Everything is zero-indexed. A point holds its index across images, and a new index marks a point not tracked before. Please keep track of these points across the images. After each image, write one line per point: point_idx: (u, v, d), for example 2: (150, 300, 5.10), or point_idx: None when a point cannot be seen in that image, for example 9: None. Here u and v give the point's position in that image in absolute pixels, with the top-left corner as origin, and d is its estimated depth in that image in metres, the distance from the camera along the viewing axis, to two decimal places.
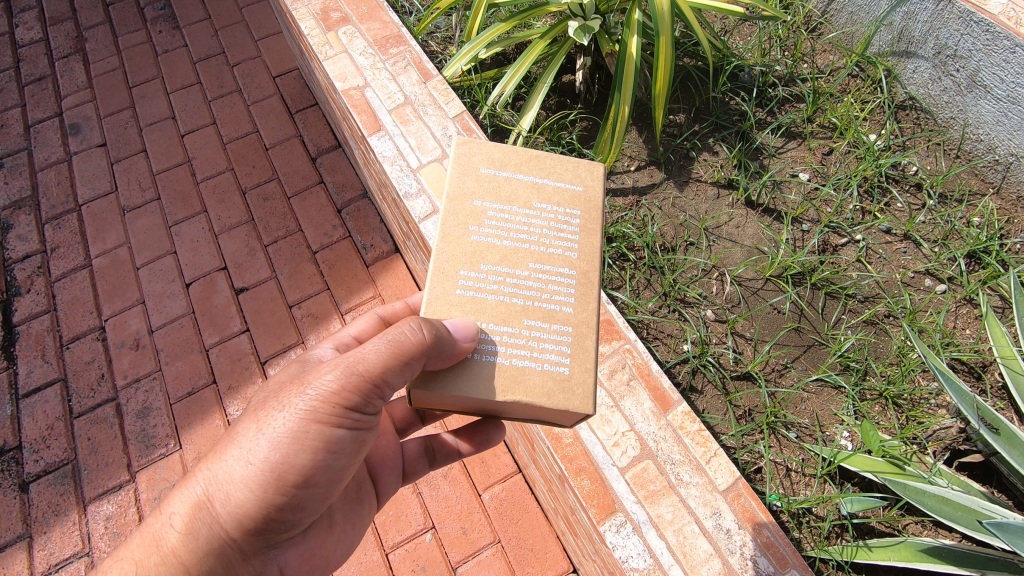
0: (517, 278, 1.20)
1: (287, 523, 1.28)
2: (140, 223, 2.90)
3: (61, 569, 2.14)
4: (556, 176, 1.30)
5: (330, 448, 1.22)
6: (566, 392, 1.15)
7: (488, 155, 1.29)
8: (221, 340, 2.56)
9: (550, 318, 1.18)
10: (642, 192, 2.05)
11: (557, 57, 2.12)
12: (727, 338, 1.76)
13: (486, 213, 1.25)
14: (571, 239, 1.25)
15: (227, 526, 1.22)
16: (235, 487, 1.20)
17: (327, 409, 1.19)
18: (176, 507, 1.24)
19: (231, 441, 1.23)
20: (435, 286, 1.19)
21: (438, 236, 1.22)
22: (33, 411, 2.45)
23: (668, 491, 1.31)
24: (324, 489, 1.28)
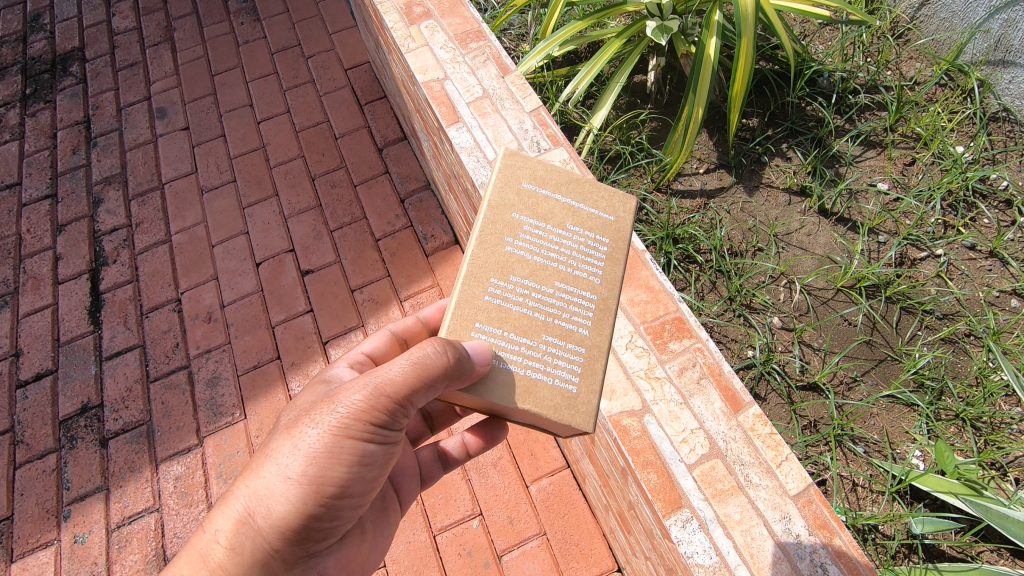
0: (541, 295, 1.23)
1: (324, 531, 1.30)
2: (217, 204, 3.07)
3: (133, 522, 2.27)
4: (591, 201, 1.30)
5: (363, 461, 1.26)
6: (571, 408, 1.19)
7: (530, 170, 1.29)
8: (286, 319, 2.68)
9: (567, 337, 1.21)
10: (711, 195, 2.03)
11: (632, 56, 2.13)
12: (793, 347, 1.73)
13: (523, 226, 1.26)
14: (596, 265, 1.26)
15: (270, 538, 1.22)
16: (275, 502, 1.20)
17: (359, 427, 1.23)
18: (220, 524, 1.22)
19: (266, 457, 1.23)
20: (465, 289, 1.22)
21: (475, 241, 1.24)
22: (114, 373, 2.62)
23: (737, 492, 1.26)
24: (357, 499, 1.31)
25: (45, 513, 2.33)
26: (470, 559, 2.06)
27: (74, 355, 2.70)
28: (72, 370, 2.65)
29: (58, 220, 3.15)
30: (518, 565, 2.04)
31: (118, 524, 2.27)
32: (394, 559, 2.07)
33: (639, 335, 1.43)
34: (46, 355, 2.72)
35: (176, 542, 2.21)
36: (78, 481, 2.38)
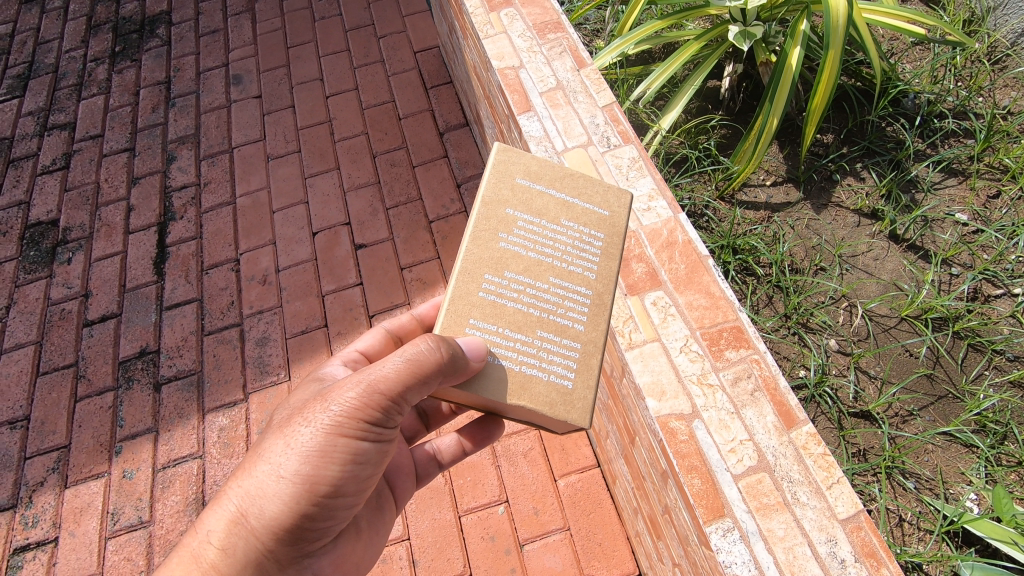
0: (536, 290, 1.23)
1: (319, 530, 1.32)
2: (281, 172, 3.18)
3: (177, 466, 2.36)
4: (585, 196, 1.32)
5: (357, 460, 1.27)
6: (566, 404, 1.19)
7: (525, 166, 1.30)
8: (336, 289, 2.75)
9: (562, 333, 1.22)
10: (776, 209, 1.99)
11: (709, 60, 2.11)
12: (848, 372, 1.68)
13: (517, 222, 1.26)
14: (591, 260, 1.27)
15: (264, 538, 1.24)
16: (268, 501, 1.23)
17: (352, 425, 1.24)
18: (213, 524, 1.25)
19: (259, 457, 1.26)
20: (458, 286, 1.22)
21: (468, 237, 1.24)
22: (172, 323, 2.75)
23: (783, 508, 1.12)
24: (352, 497, 1.33)
25: (98, 446, 2.45)
26: (492, 544, 2.08)
27: (137, 302, 2.84)
28: (134, 316, 2.79)
29: (134, 173, 3.30)
30: (538, 555, 2.05)
31: (163, 466, 2.37)
32: (417, 534, 2.11)
33: (694, 339, 1.30)
34: (112, 299, 2.86)
35: (214, 489, 2.30)
36: (131, 420, 2.50)
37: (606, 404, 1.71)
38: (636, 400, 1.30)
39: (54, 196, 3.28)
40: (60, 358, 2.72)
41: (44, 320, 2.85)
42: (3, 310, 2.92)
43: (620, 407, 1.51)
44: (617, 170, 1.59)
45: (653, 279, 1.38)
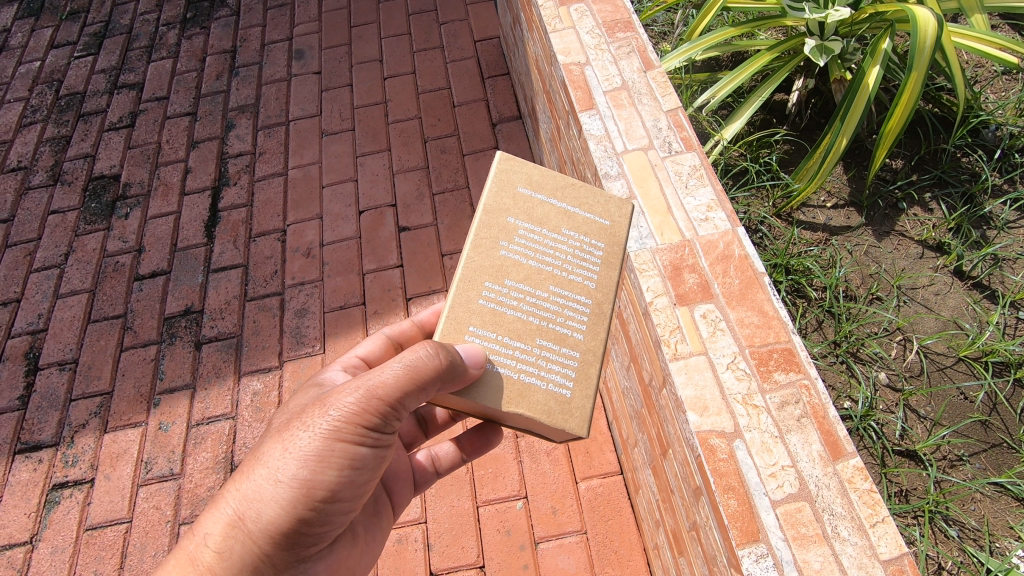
0: (536, 298, 1.27)
1: (315, 535, 1.34)
2: (333, 148, 3.23)
3: (210, 424, 2.43)
4: (587, 206, 1.36)
5: (354, 465, 1.29)
6: (564, 412, 1.23)
7: (527, 175, 1.34)
8: (377, 269, 2.78)
9: (562, 341, 1.25)
10: (834, 232, 1.92)
11: (780, 72, 2.05)
12: (896, 408, 1.62)
13: (517, 230, 1.30)
14: (592, 269, 1.30)
15: (260, 542, 1.26)
16: (265, 505, 1.24)
17: (350, 430, 1.26)
18: (210, 527, 1.27)
19: (256, 461, 1.28)
20: (458, 293, 1.26)
21: (470, 245, 1.28)
22: (218, 286, 2.82)
23: (822, 541, 1.06)
24: (348, 503, 1.35)
25: (138, 396, 2.54)
26: (507, 538, 2.09)
27: (187, 262, 2.92)
28: (183, 275, 2.87)
29: (194, 137, 3.39)
30: (552, 555, 2.05)
31: (197, 422, 2.44)
32: (435, 518, 2.13)
33: (742, 357, 1.26)
34: (163, 256, 2.95)
35: (243, 451, 2.36)
36: (171, 374, 2.58)
37: (639, 412, 1.69)
38: (675, 412, 1.27)
39: (118, 152, 3.39)
40: (110, 308, 2.81)
41: (98, 270, 2.95)
42: (61, 256, 3.02)
43: (655, 416, 1.48)
44: (677, 178, 1.54)
45: (705, 292, 1.35)
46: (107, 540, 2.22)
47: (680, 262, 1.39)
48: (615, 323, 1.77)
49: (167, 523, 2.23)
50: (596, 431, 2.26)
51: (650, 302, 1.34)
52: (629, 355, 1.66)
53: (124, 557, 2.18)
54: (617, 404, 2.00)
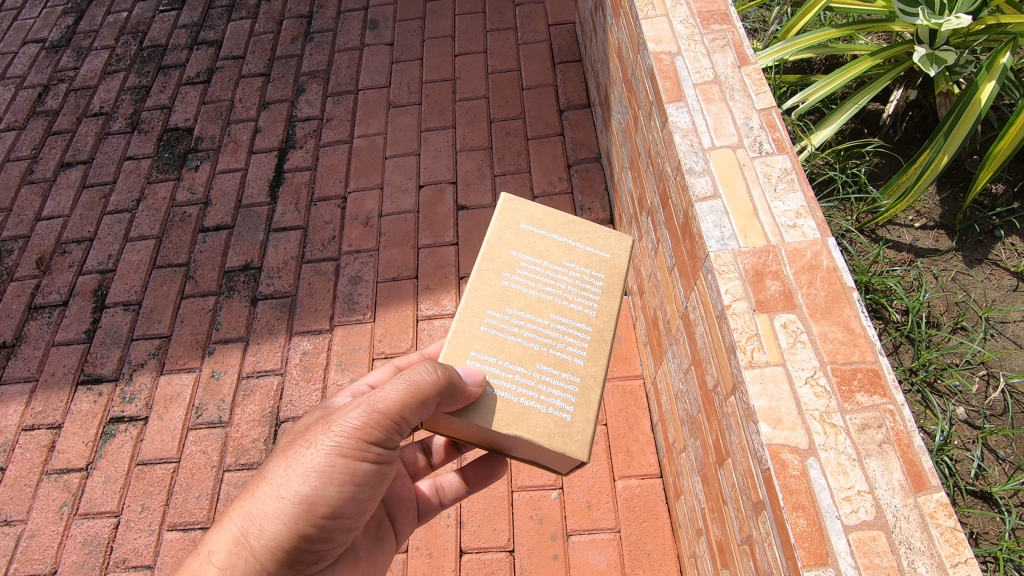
0: (536, 325, 1.43)
1: (316, 552, 1.39)
2: (399, 121, 3.24)
3: (260, 377, 2.50)
4: (587, 241, 1.55)
5: (356, 481, 1.36)
6: (565, 436, 1.34)
7: (529, 215, 1.56)
8: (432, 244, 2.79)
9: (561, 366, 1.40)
10: (920, 253, 1.83)
11: (880, 80, 1.96)
12: (974, 446, 1.54)
13: (519, 264, 1.50)
14: (591, 299, 1.48)
15: (262, 559, 1.32)
16: (268, 521, 1.31)
17: (352, 445, 1.34)
18: (215, 545, 1.32)
19: (262, 479, 1.35)
20: (463, 320, 1.43)
21: (475, 276, 1.47)
22: (277, 245, 2.86)
23: (896, 574, 1.00)
24: (350, 520, 1.41)
25: (195, 342, 2.62)
26: (539, 526, 2.09)
27: (249, 219, 2.97)
28: (245, 231, 2.93)
29: (265, 97, 3.45)
30: (583, 549, 2.04)
31: (248, 374, 2.51)
32: (469, 498, 2.14)
33: (823, 373, 1.19)
34: (228, 211, 3.02)
35: (289, 407, 2.41)
36: (226, 326, 2.65)
37: (694, 417, 1.65)
38: (745, 420, 1.23)
39: (193, 106, 3.47)
40: (174, 256, 2.89)
41: (166, 218, 3.04)
42: (133, 201, 3.12)
43: (715, 422, 1.44)
44: (766, 180, 1.47)
45: (788, 300, 1.29)
46: (155, 478, 2.30)
47: (763, 267, 1.33)
48: (677, 324, 1.73)
49: (212, 468, 2.30)
50: (639, 431, 2.24)
51: (727, 306, 1.29)
52: (691, 358, 1.62)
53: (170, 495, 2.27)
54: (666, 407, 1.98)
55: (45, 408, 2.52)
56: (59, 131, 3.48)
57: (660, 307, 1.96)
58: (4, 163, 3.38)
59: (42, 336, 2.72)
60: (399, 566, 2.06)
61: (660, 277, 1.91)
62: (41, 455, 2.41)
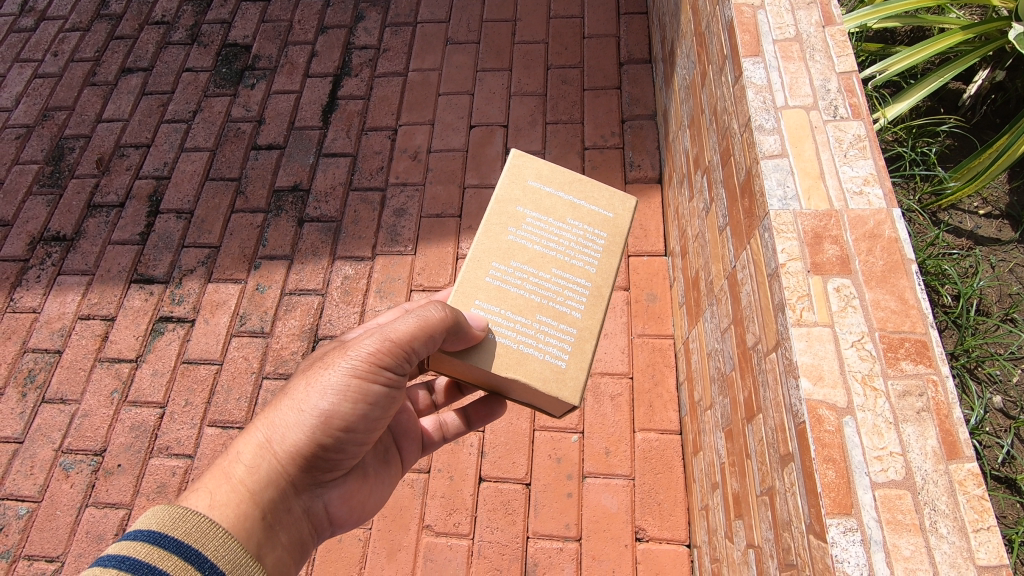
0: (538, 279, 1.46)
1: (331, 461, 1.47)
2: (455, 58, 3.20)
3: (302, 295, 2.59)
4: (592, 200, 1.57)
5: (368, 401, 1.42)
6: (559, 381, 1.39)
7: (537, 171, 1.58)
8: (478, 185, 2.80)
9: (560, 317, 1.43)
10: (980, 241, 1.82)
11: (968, 57, 1.89)
12: (1006, 435, 1.58)
13: (525, 219, 1.52)
14: (592, 256, 1.51)
15: (284, 464, 1.38)
16: (289, 431, 1.37)
17: (366, 369, 1.39)
18: (243, 447, 1.36)
19: (284, 395, 1.41)
20: (470, 270, 1.46)
21: (482, 230, 1.50)
22: (326, 170, 2.91)
23: (917, 531, 1.04)
24: (362, 437, 1.47)
25: (242, 256, 2.71)
26: (556, 464, 2.17)
27: (301, 141, 3.01)
28: (295, 153, 2.97)
29: (324, 22, 3.42)
30: (596, 491, 2.12)
31: (290, 291, 2.60)
32: (492, 430, 2.23)
33: (870, 338, 1.20)
34: (281, 131, 3.05)
35: (328, 326, 2.50)
36: (273, 243, 2.72)
37: (726, 375, 1.69)
38: (785, 376, 1.25)
39: (252, 23, 3.46)
40: (227, 170, 2.96)
41: (221, 133, 3.09)
42: (190, 113, 3.17)
43: (749, 379, 1.48)
44: (836, 145, 1.44)
45: (844, 265, 1.28)
46: (200, 376, 2.44)
47: (823, 231, 1.32)
48: (721, 284, 1.74)
49: (252, 374, 2.42)
50: (664, 388, 2.28)
51: (781, 264, 1.30)
52: (731, 317, 1.64)
53: (212, 394, 2.40)
54: (696, 365, 2.01)
55: (101, 300, 2.66)
56: (121, 36, 3.52)
57: (703, 267, 1.97)
58: (69, 63, 3.45)
59: (99, 233, 2.84)
60: (420, 483, 2.17)
61: (708, 237, 1.91)
62: (94, 343, 2.56)
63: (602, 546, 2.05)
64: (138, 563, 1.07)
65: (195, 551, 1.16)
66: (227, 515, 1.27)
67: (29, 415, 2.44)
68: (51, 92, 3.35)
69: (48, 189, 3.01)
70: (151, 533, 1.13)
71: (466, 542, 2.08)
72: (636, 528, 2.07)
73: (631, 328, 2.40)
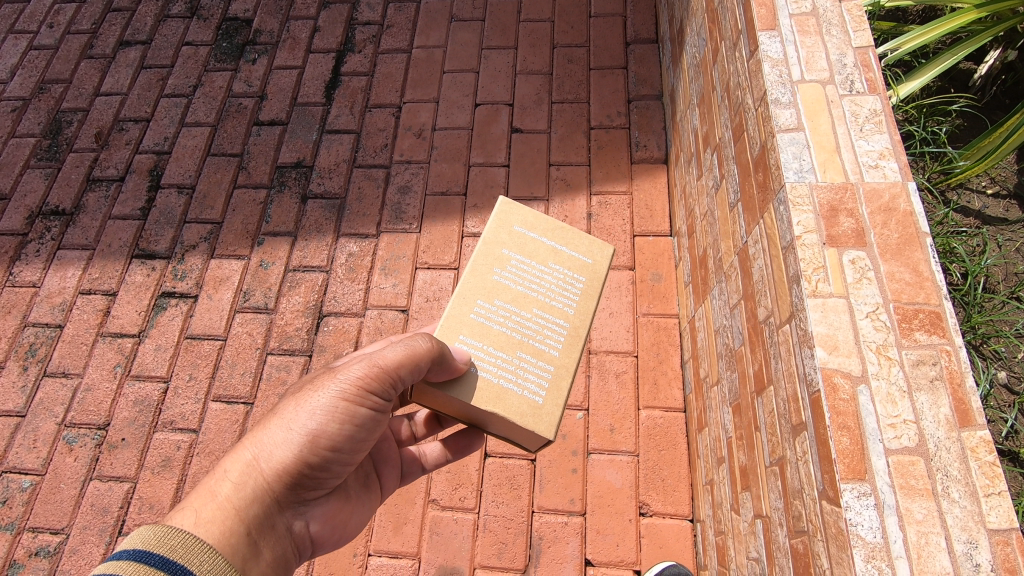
0: (520, 318, 1.44)
1: (317, 480, 1.43)
2: (460, 36, 3.16)
3: (306, 272, 2.57)
4: (573, 245, 1.54)
5: (355, 422, 1.39)
6: (536, 416, 1.36)
7: (523, 217, 1.55)
8: (483, 163, 2.78)
9: (539, 355, 1.41)
10: (987, 221, 1.91)
11: (981, 37, 1.90)
12: (1009, 410, 1.68)
13: (509, 262, 1.49)
14: (571, 298, 1.48)
15: (270, 481, 1.33)
16: (277, 449, 1.34)
17: (353, 393, 1.37)
18: (229, 466, 1.31)
19: (272, 416, 1.38)
20: (454, 306, 1.44)
21: (468, 269, 1.47)
22: (329, 147, 2.88)
23: (930, 496, 1.05)
24: (348, 457, 1.44)
25: (245, 232, 2.69)
26: (562, 441, 2.19)
27: (304, 118, 2.97)
28: (298, 129, 2.93)
29: None
30: (601, 467, 2.14)
31: (294, 268, 2.58)
32: None
33: (885, 310, 1.21)
34: (283, 107, 3.01)
35: (333, 303, 2.49)
36: (276, 220, 2.70)
37: (735, 351, 1.70)
38: (799, 346, 1.26)
39: None
40: (228, 146, 2.92)
41: (222, 108, 3.04)
42: (190, 87, 3.12)
43: (760, 352, 1.49)
44: (852, 119, 1.43)
45: (859, 238, 1.29)
46: (204, 351, 2.43)
47: (839, 204, 1.32)
48: (731, 261, 1.75)
49: (256, 350, 2.42)
50: (668, 366, 2.30)
51: (797, 236, 1.30)
52: (742, 293, 1.65)
53: (216, 369, 2.40)
54: (703, 343, 2.02)
55: (102, 275, 2.64)
56: (118, 8, 3.45)
57: (712, 246, 1.97)
58: (65, 35, 3.38)
59: (99, 208, 2.81)
60: None
61: (717, 214, 1.91)
62: (96, 318, 2.54)
63: (607, 521, 2.07)
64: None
65: (181, 567, 1.11)
66: (212, 532, 1.22)
67: (31, 389, 2.42)
68: (47, 64, 3.28)
69: (46, 163, 2.97)
70: (135, 551, 1.08)
71: (472, 516, 2.10)
72: (640, 503, 2.09)
73: (636, 308, 2.40)
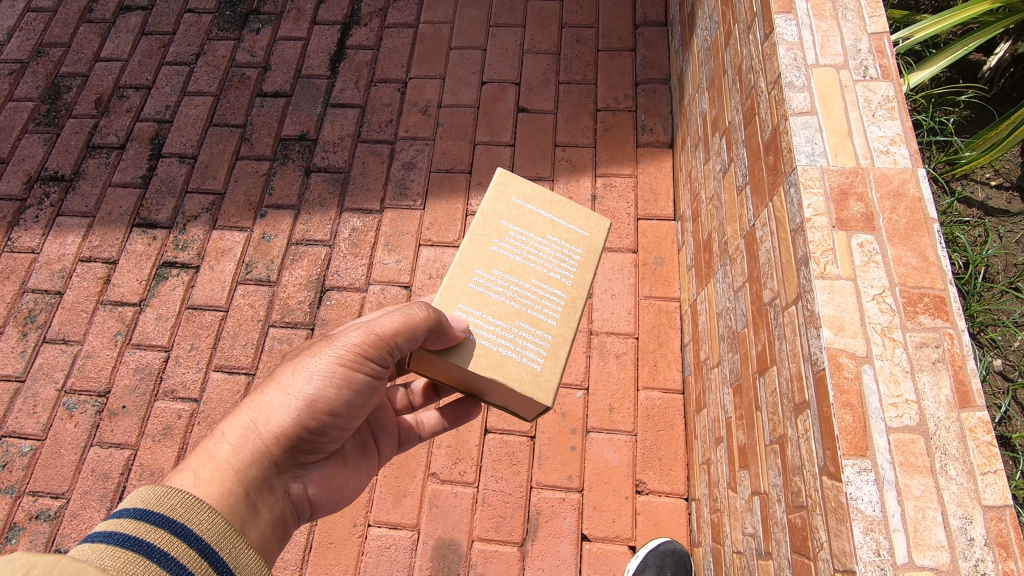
0: (518, 287, 1.44)
1: (315, 444, 1.44)
2: (468, 12, 3.12)
3: (309, 245, 2.56)
4: (571, 218, 1.54)
5: (352, 387, 1.40)
6: (534, 383, 1.37)
7: (520, 189, 1.55)
8: (489, 142, 2.77)
9: (537, 324, 1.41)
10: (990, 212, 1.97)
11: (993, 29, 1.91)
12: (1003, 397, 1.75)
13: (507, 233, 1.49)
14: (569, 269, 1.49)
15: (268, 445, 1.34)
16: (275, 413, 1.34)
17: (350, 360, 1.38)
18: (227, 428, 1.32)
19: (269, 381, 1.39)
20: (454, 276, 1.45)
21: (466, 239, 1.48)
22: (333, 121, 2.85)
23: (928, 473, 1.09)
24: (345, 422, 1.45)
25: (247, 204, 2.67)
26: (561, 420, 2.21)
27: (308, 90, 2.94)
28: (302, 102, 2.90)
29: None
30: (599, 445, 2.17)
31: (297, 241, 2.57)
32: None
33: (891, 293, 1.23)
34: (287, 79, 2.97)
35: (335, 278, 2.49)
36: (279, 192, 2.68)
37: (738, 332, 1.72)
38: (806, 327, 1.28)
39: None
40: (231, 116, 2.89)
41: (225, 78, 3.00)
42: (191, 56, 3.07)
43: (763, 333, 1.51)
44: (865, 104, 1.44)
45: (869, 222, 1.30)
46: (205, 322, 2.43)
47: (849, 187, 1.34)
48: (737, 244, 1.76)
49: (258, 321, 2.42)
50: (668, 348, 2.32)
51: (807, 219, 1.32)
52: (747, 275, 1.66)
53: (218, 340, 2.40)
54: (704, 326, 2.05)
55: (102, 243, 2.62)
56: None
57: (717, 229, 1.98)
58: None
59: (99, 175, 2.78)
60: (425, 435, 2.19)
61: (724, 198, 1.92)
62: (97, 286, 2.53)
63: (604, 497, 2.11)
64: (125, 536, 1.01)
65: (181, 525, 1.09)
66: (211, 492, 1.22)
67: (31, 355, 2.42)
68: (45, 27, 3.22)
69: (44, 128, 2.93)
70: (136, 510, 1.07)
71: (472, 490, 2.13)
72: (636, 481, 2.13)
73: (638, 290, 2.42)
